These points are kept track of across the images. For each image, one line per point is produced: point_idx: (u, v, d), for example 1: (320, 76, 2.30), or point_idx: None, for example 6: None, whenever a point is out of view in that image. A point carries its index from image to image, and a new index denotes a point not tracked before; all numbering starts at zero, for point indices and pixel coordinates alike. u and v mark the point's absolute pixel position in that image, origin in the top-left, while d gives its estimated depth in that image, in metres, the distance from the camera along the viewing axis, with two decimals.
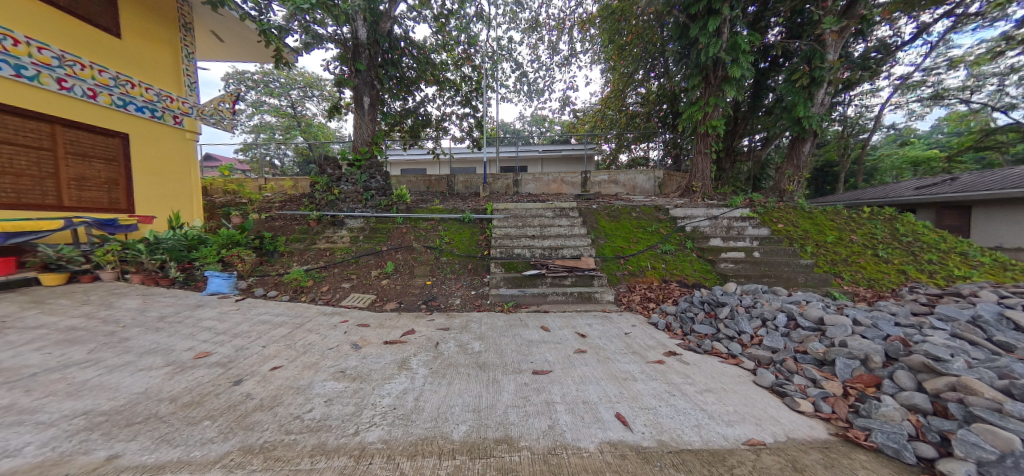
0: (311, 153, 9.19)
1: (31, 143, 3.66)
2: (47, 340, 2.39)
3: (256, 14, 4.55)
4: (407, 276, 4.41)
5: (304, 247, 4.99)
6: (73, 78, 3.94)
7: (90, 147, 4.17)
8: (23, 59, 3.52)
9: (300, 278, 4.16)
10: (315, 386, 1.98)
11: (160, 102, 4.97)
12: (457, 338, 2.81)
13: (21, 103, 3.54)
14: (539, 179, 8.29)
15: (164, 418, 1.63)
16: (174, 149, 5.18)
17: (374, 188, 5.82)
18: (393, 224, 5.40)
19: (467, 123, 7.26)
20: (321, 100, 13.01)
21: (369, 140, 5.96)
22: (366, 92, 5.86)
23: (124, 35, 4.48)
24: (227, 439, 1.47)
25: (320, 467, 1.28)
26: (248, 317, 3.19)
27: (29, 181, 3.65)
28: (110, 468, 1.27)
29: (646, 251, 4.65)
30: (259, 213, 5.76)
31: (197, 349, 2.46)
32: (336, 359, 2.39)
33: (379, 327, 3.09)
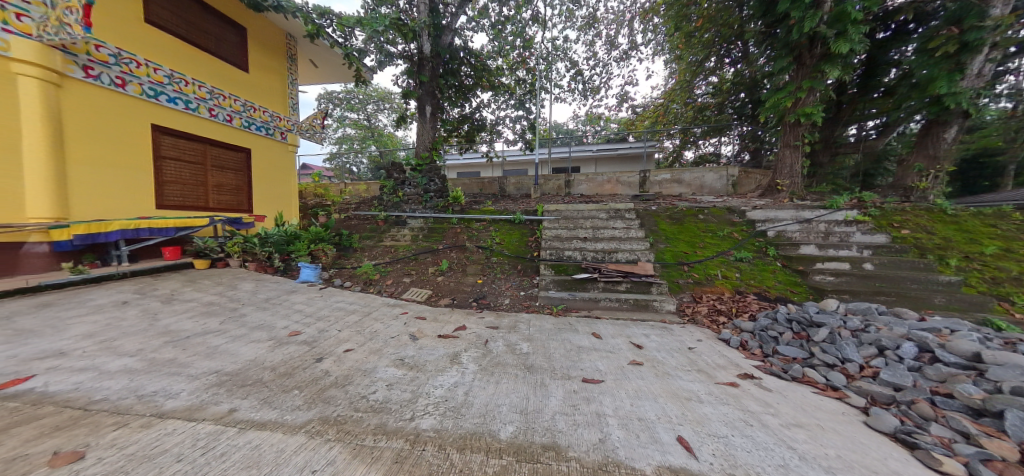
0: (381, 160, 10.21)
1: (190, 159, 4.67)
2: (194, 310, 3.05)
3: (342, 41, 5.21)
4: (459, 274, 4.61)
5: (373, 243, 5.55)
6: (218, 107, 4.96)
7: (226, 161, 5.16)
8: (189, 95, 4.59)
9: (369, 272, 4.62)
10: (378, 371, 2.17)
11: (272, 122, 5.97)
12: (506, 337, 2.83)
13: (186, 128, 4.57)
14: (592, 180, 8.02)
15: (267, 383, 1.94)
16: (279, 160, 6.15)
17: (433, 191, 6.25)
18: (449, 225, 5.73)
19: (519, 125, 7.47)
20: (391, 112, 14.38)
21: (429, 146, 6.42)
22: (428, 101, 6.32)
23: (251, 70, 5.51)
24: (310, 408, 1.69)
25: (381, 445, 1.39)
26: (328, 303, 3.64)
27: (189, 188, 4.65)
28: (229, 419, 1.55)
29: (715, 258, 4.17)
30: (340, 214, 6.59)
31: (291, 328, 2.88)
32: (397, 348, 2.59)
33: (434, 321, 3.28)
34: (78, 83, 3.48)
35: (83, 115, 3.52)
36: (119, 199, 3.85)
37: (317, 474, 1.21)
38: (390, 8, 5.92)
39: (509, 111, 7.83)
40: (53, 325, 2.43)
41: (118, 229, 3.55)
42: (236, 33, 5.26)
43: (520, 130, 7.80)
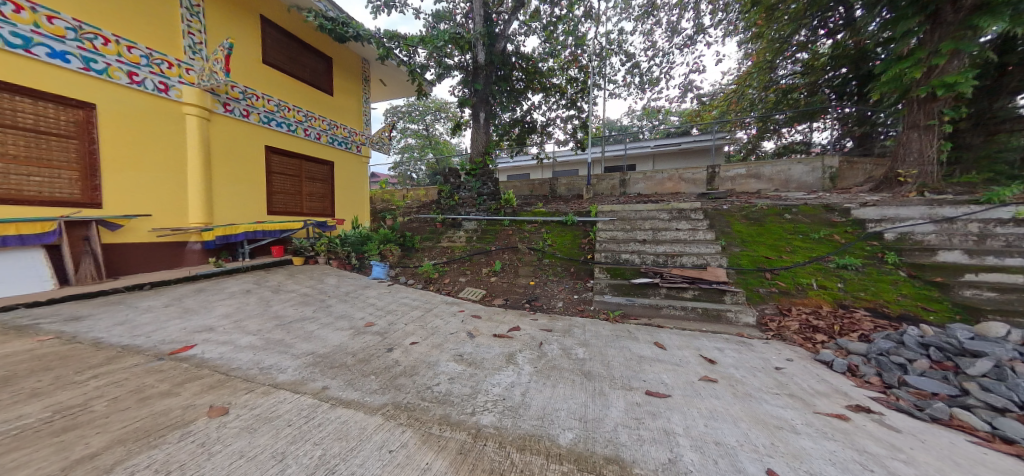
0: (439, 166, 10.90)
1: (292, 172, 5.56)
2: (294, 299, 3.61)
3: (407, 60, 5.73)
4: (512, 275, 4.69)
5: (432, 244, 5.96)
6: (311, 127, 5.83)
7: (316, 172, 6.04)
8: (292, 119, 5.47)
9: (429, 271, 4.97)
10: (440, 365, 2.32)
11: (350, 137, 6.81)
12: (560, 341, 2.80)
13: (290, 147, 5.46)
14: (650, 178, 7.51)
15: (349, 367, 2.22)
16: (355, 170, 6.99)
17: (486, 194, 6.49)
18: (501, 226, 5.88)
19: (570, 125, 7.35)
20: (447, 121, 15.29)
21: (483, 150, 6.70)
22: (482, 108, 6.60)
23: (335, 94, 6.38)
24: (385, 393, 1.88)
25: (446, 435, 1.48)
26: (395, 298, 4.01)
27: (290, 197, 5.54)
28: (323, 396, 1.81)
29: (809, 265, 3.59)
30: (404, 217, 7.22)
31: (366, 320, 3.24)
32: (456, 344, 2.74)
33: (489, 320, 3.39)
34: (222, 116, 4.42)
35: (224, 141, 4.45)
36: (245, 207, 4.76)
37: (393, 454, 1.34)
38: (449, 23, 6.31)
39: (560, 111, 7.75)
40: (202, 306, 3.11)
41: (242, 231, 4.50)
42: (323, 62, 6.11)
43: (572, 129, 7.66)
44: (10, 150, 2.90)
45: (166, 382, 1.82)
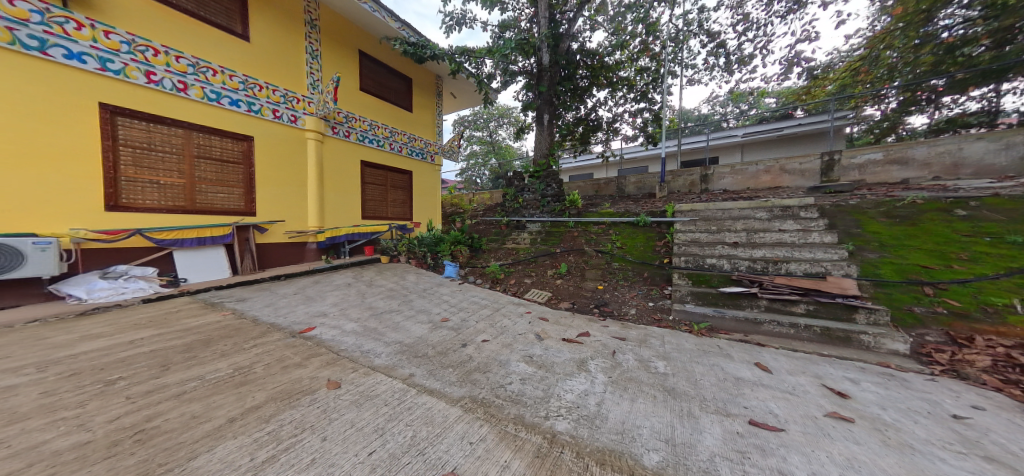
0: (502, 170, 11.24)
1: (380, 182, 6.38)
2: (384, 293, 4.13)
3: (475, 71, 6.10)
4: (578, 278, 4.56)
5: (497, 246, 6.16)
6: (395, 142, 6.60)
7: (399, 181, 6.82)
8: (381, 136, 6.28)
9: (495, 272, 5.14)
10: (511, 364, 2.37)
11: (426, 148, 7.51)
12: (636, 351, 2.60)
13: (379, 161, 6.28)
14: (740, 171, 6.50)
15: (431, 358, 2.42)
16: (430, 177, 7.67)
17: (550, 195, 6.47)
18: (566, 228, 5.76)
19: (640, 119, 6.83)
20: (509, 126, 15.59)
21: (546, 152, 6.74)
22: (546, 110, 6.63)
23: (414, 110, 7.11)
24: (462, 386, 2.00)
25: (522, 436, 1.50)
26: (466, 297, 4.26)
27: (379, 203, 6.36)
28: (411, 382, 2.02)
29: (1001, 280, 2.65)
30: (472, 220, 7.63)
31: (442, 315, 3.51)
32: (525, 345, 2.78)
33: (557, 324, 3.35)
34: (333, 138, 5.34)
35: (333, 158, 5.36)
36: (347, 213, 5.64)
37: (474, 446, 1.42)
38: (514, 31, 6.47)
39: (628, 105, 7.27)
40: (319, 295, 3.78)
41: (344, 233, 5.39)
42: (404, 83, 6.86)
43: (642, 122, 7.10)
44: (210, 176, 3.97)
45: (299, 356, 2.26)
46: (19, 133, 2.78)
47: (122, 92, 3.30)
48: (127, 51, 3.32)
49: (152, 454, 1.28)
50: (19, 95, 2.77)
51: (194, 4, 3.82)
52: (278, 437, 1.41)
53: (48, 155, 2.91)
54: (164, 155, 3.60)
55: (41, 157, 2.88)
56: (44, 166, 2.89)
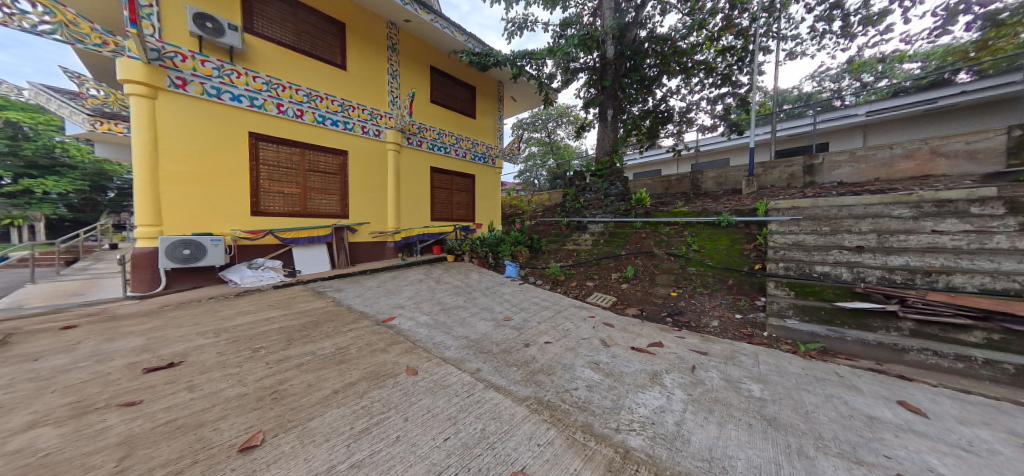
0: (561, 171, 11.01)
1: (447, 186, 6.83)
2: (451, 289, 4.40)
3: (535, 73, 6.13)
4: (647, 283, 4.21)
5: (557, 247, 6.06)
6: (461, 148, 6.99)
7: (463, 185, 7.21)
8: (449, 143, 6.72)
9: (556, 273, 5.05)
10: (576, 369, 2.30)
11: (488, 152, 7.77)
12: (721, 369, 2.28)
13: (446, 166, 6.72)
14: (863, 159, 5.25)
15: (495, 355, 2.49)
16: (491, 180, 7.92)
17: (614, 195, 6.13)
18: (632, 229, 5.38)
19: (721, 106, 5.99)
20: (569, 125, 14.55)
21: (609, 149, 6.42)
22: (610, 105, 6.32)
23: (478, 116, 7.46)
24: (527, 386, 2.01)
25: (593, 446, 1.43)
26: (527, 297, 4.28)
27: (446, 206, 6.81)
28: (478, 377, 2.10)
29: None
30: (531, 221, 7.65)
31: (504, 314, 3.59)
32: (590, 350, 2.67)
33: (624, 331, 3.14)
34: (408, 148, 5.92)
35: (408, 166, 5.94)
36: (419, 215, 6.19)
37: (542, 449, 1.40)
38: (576, 28, 6.30)
39: (707, 91, 6.44)
40: (397, 289, 4.21)
41: (416, 233, 5.93)
42: (469, 91, 7.24)
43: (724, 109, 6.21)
44: (317, 186, 4.75)
45: (383, 342, 2.54)
46: (204, 159, 3.76)
47: (263, 122, 4.19)
48: (266, 90, 4.20)
49: (284, 411, 1.57)
50: (205, 131, 3.75)
51: (310, 46, 4.64)
52: (370, 412, 1.61)
53: (219, 174, 3.86)
54: (287, 170, 4.44)
55: (214, 176, 3.83)
56: (216, 183, 3.84)
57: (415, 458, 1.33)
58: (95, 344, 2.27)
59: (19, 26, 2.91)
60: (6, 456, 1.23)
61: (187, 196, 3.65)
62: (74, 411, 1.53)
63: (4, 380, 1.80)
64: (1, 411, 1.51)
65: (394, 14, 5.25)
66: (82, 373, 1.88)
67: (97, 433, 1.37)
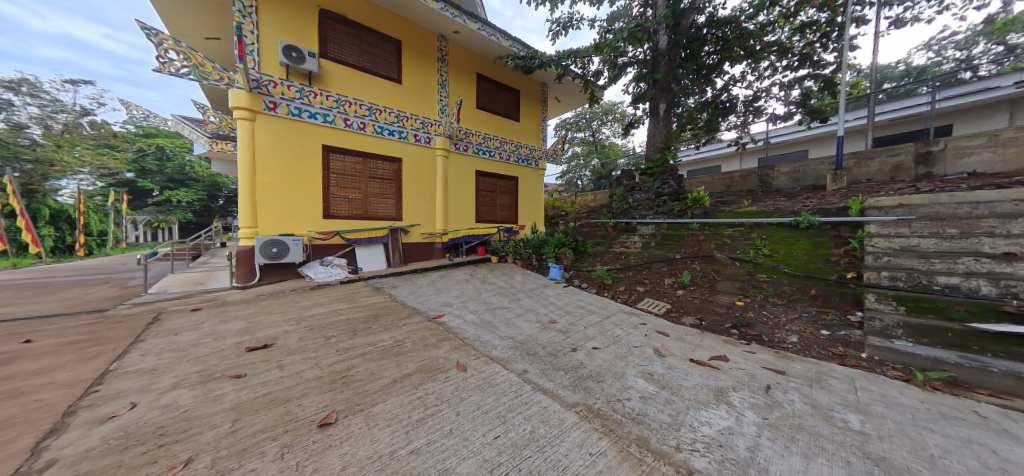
0: (607, 170, 10.56)
1: (491, 189, 6.98)
2: (496, 290, 4.48)
3: (580, 71, 6.00)
4: (707, 290, 3.83)
5: (603, 249, 5.82)
6: (505, 151, 7.10)
7: (507, 187, 7.30)
8: (493, 147, 6.87)
9: (602, 276, 4.85)
10: (628, 378, 2.18)
11: (531, 153, 7.77)
12: (803, 392, 1.98)
13: (490, 169, 6.88)
14: (1002, 143, 4.19)
15: (542, 358, 2.47)
16: (534, 182, 7.92)
17: (666, 194, 5.73)
18: (688, 231, 4.96)
19: (798, 91, 5.24)
20: (615, 122, 13.82)
21: (661, 146, 6.02)
22: (663, 99, 5.91)
23: (521, 119, 7.52)
24: (575, 392, 1.96)
25: (650, 463, 1.34)
26: (572, 300, 4.18)
27: (490, 208, 6.96)
28: (526, 378, 2.10)
29: None
30: (575, 223, 7.46)
31: (550, 316, 3.54)
32: (642, 359, 2.51)
33: (680, 341, 2.90)
34: (456, 154, 6.18)
35: (456, 171, 6.21)
36: (465, 217, 6.43)
37: (594, 459, 1.35)
38: (625, 20, 6.01)
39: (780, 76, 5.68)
40: (446, 288, 4.40)
41: (462, 235, 6.15)
42: (513, 95, 7.32)
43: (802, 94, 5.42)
44: (376, 191, 5.19)
45: (434, 338, 2.67)
46: (288, 170, 4.33)
47: (333, 135, 4.70)
48: (336, 107, 4.71)
49: (353, 395, 1.74)
50: (289, 146, 4.33)
51: (372, 64, 5.10)
52: (425, 403, 1.70)
53: (299, 183, 4.43)
54: (351, 178, 4.92)
55: (295, 184, 4.40)
56: (297, 190, 4.41)
57: (468, 453, 1.36)
58: (212, 324, 2.76)
59: (169, 71, 3.65)
60: (159, 410, 1.56)
61: (276, 202, 4.24)
62: (201, 378, 1.88)
63: (156, 349, 2.28)
64: (155, 373, 1.92)
65: (444, 26, 5.53)
66: (205, 348, 2.29)
67: (214, 400, 1.65)
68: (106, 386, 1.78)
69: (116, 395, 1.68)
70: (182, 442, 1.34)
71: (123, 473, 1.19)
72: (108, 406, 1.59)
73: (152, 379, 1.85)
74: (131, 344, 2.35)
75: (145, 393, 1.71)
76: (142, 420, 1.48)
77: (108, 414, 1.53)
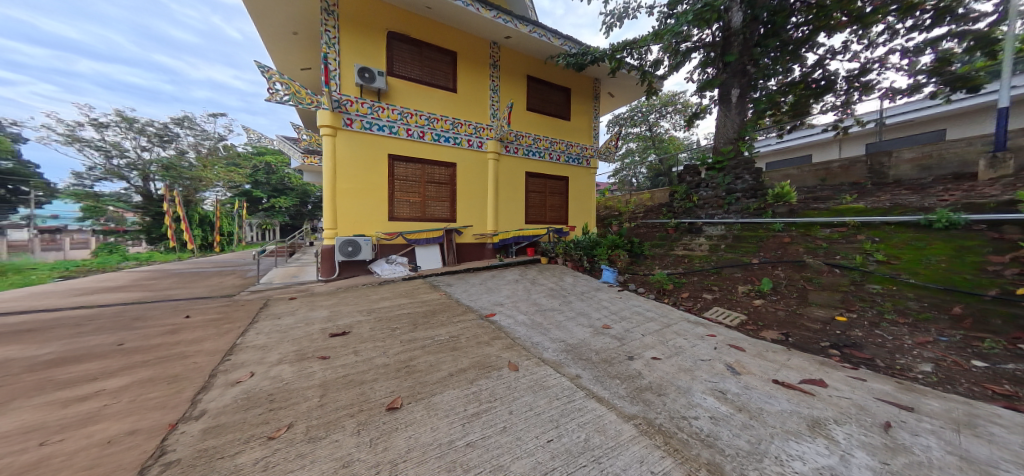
0: (666, 167, 9.83)
1: (541, 190, 6.93)
2: (546, 292, 4.42)
3: (637, 63, 5.66)
4: (793, 301, 3.29)
5: (663, 252, 5.37)
6: (555, 151, 7.00)
7: (556, 188, 7.19)
8: (543, 148, 6.82)
9: (662, 281, 4.47)
10: (695, 395, 1.97)
11: (582, 152, 7.52)
12: (939, 436, 1.57)
13: (540, 170, 6.84)
14: None
15: (596, 364, 2.37)
16: (585, 181, 7.66)
17: (739, 191, 5.13)
18: (768, 232, 4.33)
19: (924, 59, 4.22)
20: (676, 114, 12.70)
21: (734, 136, 5.36)
22: (736, 83, 5.26)
23: (572, 118, 7.35)
24: (634, 403, 1.83)
25: None
26: (627, 305, 3.93)
27: (539, 209, 6.92)
28: (579, 383, 2.03)
29: None
30: (630, 223, 7.03)
31: (603, 321, 3.38)
32: (711, 375, 2.25)
33: (760, 358, 2.53)
34: (507, 156, 6.29)
35: (507, 173, 6.32)
36: (515, 218, 6.50)
37: None
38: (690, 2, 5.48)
39: (898, 42, 4.63)
40: (497, 287, 4.49)
41: (512, 236, 6.21)
42: (564, 93, 7.19)
43: (934, 60, 4.32)
44: (433, 195, 5.53)
45: (486, 336, 2.74)
46: (360, 178, 4.84)
47: (397, 145, 5.13)
48: (400, 119, 5.13)
49: (415, 383, 1.86)
50: (362, 156, 4.84)
51: (431, 77, 5.45)
52: (480, 398, 1.74)
53: (370, 189, 4.93)
54: (412, 183, 5.32)
55: (367, 190, 4.90)
56: (368, 196, 4.91)
57: (522, 452, 1.36)
58: (304, 311, 3.21)
59: (276, 99, 4.36)
60: (269, 380, 1.86)
61: (351, 207, 4.78)
62: (297, 356, 2.20)
63: (265, 328, 2.74)
64: (265, 349, 2.30)
65: (496, 32, 5.67)
66: (300, 331, 2.68)
67: (305, 377, 1.91)
68: (233, 356, 2.19)
69: (239, 365, 2.06)
70: (284, 410, 1.59)
71: (244, 429, 1.44)
72: (235, 372, 1.96)
73: (263, 354, 2.22)
74: (249, 324, 2.86)
75: (259, 365, 2.06)
76: (258, 387, 1.79)
77: (235, 379, 1.88)
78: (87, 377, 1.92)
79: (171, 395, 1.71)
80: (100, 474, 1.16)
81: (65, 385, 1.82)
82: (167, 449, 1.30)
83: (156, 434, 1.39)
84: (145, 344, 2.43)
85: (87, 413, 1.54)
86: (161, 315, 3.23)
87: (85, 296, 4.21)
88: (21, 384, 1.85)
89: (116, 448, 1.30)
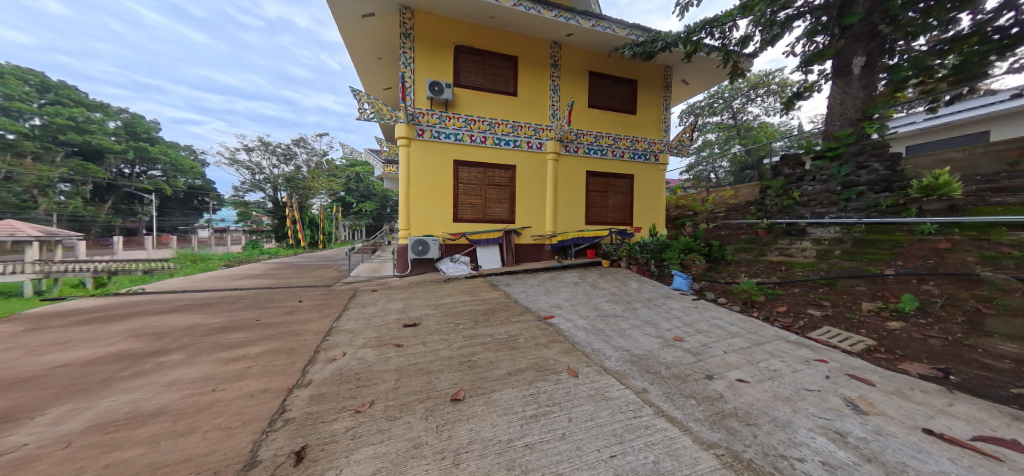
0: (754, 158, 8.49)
1: (603, 189, 6.56)
2: (608, 296, 4.14)
3: (720, 41, 4.95)
4: (951, 329, 2.48)
5: (751, 257, 4.60)
6: (618, 148, 6.56)
7: (620, 186, 6.73)
8: (605, 145, 6.44)
9: (750, 291, 3.83)
10: (798, 431, 1.59)
11: (650, 147, 6.88)
12: None
13: (602, 169, 6.49)
14: None
15: (666, 379, 2.10)
16: (654, 179, 7.01)
17: (862, 184, 4.07)
18: (908, 236, 3.36)
19: None
20: (769, 96, 10.90)
21: (856, 116, 4.34)
22: (859, 49, 4.33)
23: (638, 111, 6.80)
24: (716, 430, 1.55)
25: None
26: (704, 317, 3.44)
27: (601, 209, 6.57)
28: (645, 398, 1.82)
29: None
30: (708, 224, 6.23)
31: (676, 333, 3.01)
32: (822, 409, 1.80)
33: (899, 397, 1.94)
34: (566, 156, 6.11)
35: (566, 173, 6.13)
36: (575, 219, 6.28)
37: None
38: None
39: None
40: (555, 289, 4.38)
41: (571, 237, 5.94)
42: (629, 86, 6.70)
43: None
44: (493, 196, 5.66)
45: (544, 338, 2.66)
46: (429, 183, 5.21)
47: (461, 150, 5.39)
48: (464, 126, 5.35)
49: (476, 378, 1.88)
50: (431, 163, 5.20)
51: (493, 83, 5.59)
52: (538, 401, 1.68)
53: (437, 193, 5.27)
54: (475, 186, 5.52)
55: (435, 194, 5.25)
56: (436, 199, 5.26)
57: (582, 464, 1.24)
58: (382, 302, 3.56)
59: (364, 117, 4.96)
60: (356, 361, 2.08)
61: (421, 209, 5.18)
62: (376, 342, 2.42)
63: (354, 315, 3.11)
64: (353, 333, 2.60)
65: (558, 31, 5.54)
66: (379, 319, 2.96)
67: (382, 361, 2.09)
68: (331, 337, 2.52)
69: (334, 345, 2.35)
70: (365, 388, 1.74)
71: (339, 400, 1.61)
72: (331, 351, 2.24)
73: (352, 337, 2.51)
74: (342, 310, 3.28)
75: (349, 346, 2.33)
76: (349, 365, 2.00)
77: (332, 357, 2.14)
78: (238, 343, 2.41)
79: (289, 364, 2.03)
80: (246, 420, 1.42)
81: (228, 347, 2.31)
82: (287, 407, 1.52)
83: (279, 395, 1.65)
84: (272, 321, 2.96)
85: (238, 371, 1.92)
86: (283, 298, 3.93)
87: (239, 280, 5.40)
88: (201, 343, 2.41)
89: (255, 401, 1.58)
